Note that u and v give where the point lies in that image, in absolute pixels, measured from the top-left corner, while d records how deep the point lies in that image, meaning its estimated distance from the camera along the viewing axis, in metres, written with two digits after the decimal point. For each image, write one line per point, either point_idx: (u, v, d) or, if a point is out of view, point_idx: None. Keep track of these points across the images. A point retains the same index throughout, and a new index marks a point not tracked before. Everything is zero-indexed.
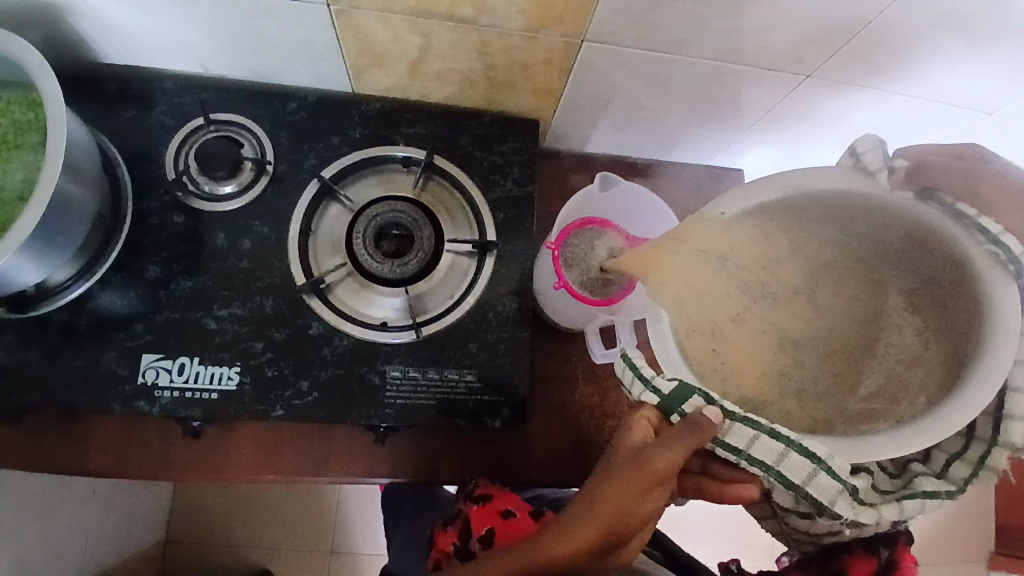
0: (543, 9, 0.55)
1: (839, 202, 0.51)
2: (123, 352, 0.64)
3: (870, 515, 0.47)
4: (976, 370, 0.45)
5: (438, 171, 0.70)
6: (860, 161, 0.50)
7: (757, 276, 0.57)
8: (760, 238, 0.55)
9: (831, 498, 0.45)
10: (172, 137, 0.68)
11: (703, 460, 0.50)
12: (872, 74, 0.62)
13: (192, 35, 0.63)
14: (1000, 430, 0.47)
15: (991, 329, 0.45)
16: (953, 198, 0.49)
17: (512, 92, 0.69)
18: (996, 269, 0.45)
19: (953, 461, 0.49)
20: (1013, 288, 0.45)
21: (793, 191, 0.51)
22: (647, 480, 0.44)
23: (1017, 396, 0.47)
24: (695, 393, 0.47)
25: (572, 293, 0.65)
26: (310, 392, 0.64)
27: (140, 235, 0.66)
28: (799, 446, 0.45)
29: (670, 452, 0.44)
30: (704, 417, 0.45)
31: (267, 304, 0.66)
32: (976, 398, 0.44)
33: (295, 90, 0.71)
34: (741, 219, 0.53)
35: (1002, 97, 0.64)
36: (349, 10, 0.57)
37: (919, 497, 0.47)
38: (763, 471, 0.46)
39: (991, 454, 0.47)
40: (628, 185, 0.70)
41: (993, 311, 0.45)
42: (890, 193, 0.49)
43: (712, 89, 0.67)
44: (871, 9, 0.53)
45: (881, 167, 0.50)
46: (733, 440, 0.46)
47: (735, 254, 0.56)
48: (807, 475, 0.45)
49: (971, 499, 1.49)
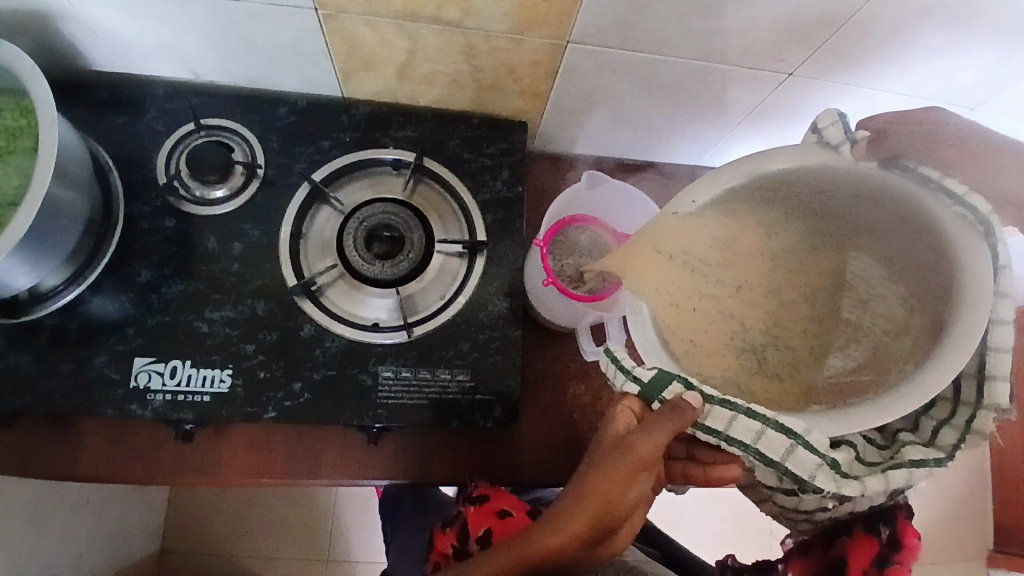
0: (527, 12, 0.56)
1: (814, 179, 0.51)
2: (116, 355, 0.64)
3: (854, 487, 0.46)
4: (955, 333, 0.44)
5: (428, 173, 0.71)
6: (823, 135, 0.49)
7: (735, 266, 0.58)
8: (736, 232, 0.57)
9: (811, 472, 0.45)
10: (163, 142, 0.69)
11: (688, 445, 0.51)
12: (852, 73, 0.64)
13: (181, 42, 0.63)
14: (983, 391, 0.47)
15: (967, 290, 0.45)
16: (919, 164, 0.49)
17: (500, 94, 0.70)
18: (965, 231, 0.45)
19: (942, 427, 0.49)
20: (983, 245, 0.45)
21: (763, 173, 0.51)
22: (632, 466, 0.45)
23: (999, 355, 0.47)
24: (674, 380, 0.47)
25: (560, 289, 0.65)
26: (302, 393, 0.65)
27: (133, 240, 0.67)
28: (776, 423, 0.45)
29: (654, 436, 0.44)
30: (685, 401, 0.46)
31: (259, 306, 0.66)
32: (955, 360, 0.44)
33: (285, 95, 0.72)
34: (712, 206, 0.53)
35: (981, 92, 0.66)
36: (337, 14, 0.57)
37: (907, 466, 0.47)
38: (742, 451, 0.47)
39: (977, 416, 0.47)
40: (615, 182, 0.70)
41: (969, 272, 0.45)
42: (855, 162, 0.49)
43: (697, 90, 0.68)
44: (846, 8, 0.55)
45: (844, 140, 0.49)
46: (712, 422, 0.47)
47: (709, 247, 0.57)
48: (785, 451, 0.45)
49: (967, 497, 1.50)
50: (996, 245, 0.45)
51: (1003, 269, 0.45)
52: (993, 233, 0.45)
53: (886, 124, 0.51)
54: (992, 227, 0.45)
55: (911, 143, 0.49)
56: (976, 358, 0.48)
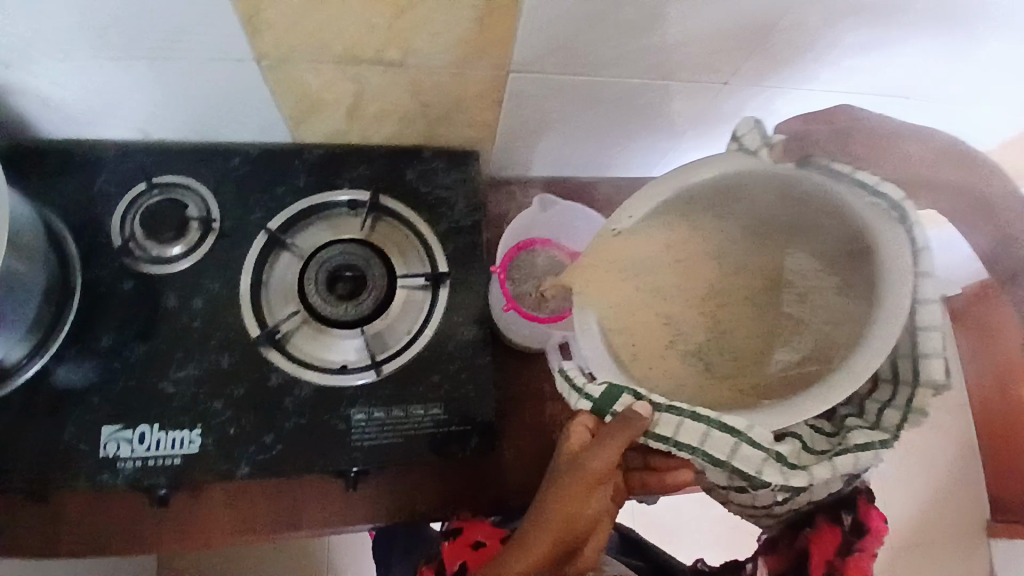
0: (466, 47, 0.57)
1: (738, 184, 0.52)
2: (83, 425, 0.63)
3: (802, 477, 0.47)
4: (880, 318, 0.46)
5: (385, 210, 0.71)
6: (743, 142, 0.51)
7: (681, 273, 0.57)
8: (674, 243, 0.56)
9: (757, 467, 0.46)
10: (116, 205, 0.68)
11: (643, 455, 0.51)
12: (787, 74, 0.65)
13: (126, 104, 0.63)
14: (918, 370, 0.48)
15: (890, 273, 0.46)
16: (829, 160, 0.51)
17: (450, 126, 0.70)
18: (882, 220, 0.47)
19: (885, 408, 0.50)
20: (899, 231, 0.47)
21: (686, 184, 0.52)
22: (587, 482, 0.46)
23: (928, 335, 0.47)
24: (624, 392, 0.48)
25: (521, 313, 0.67)
26: (275, 445, 0.64)
27: (93, 305, 0.66)
28: (721, 423, 0.46)
29: (606, 451, 0.46)
30: (635, 412, 0.46)
31: (224, 360, 0.65)
32: (885, 344, 0.45)
33: (236, 145, 0.72)
34: (648, 219, 0.53)
35: (914, 78, 0.68)
36: (279, 64, 0.58)
37: (852, 452, 0.48)
38: (691, 453, 0.47)
39: (914, 395, 0.48)
40: (566, 203, 0.73)
41: (887, 258, 0.47)
42: (774, 164, 0.50)
43: (642, 105, 0.69)
44: (773, 14, 0.56)
45: (762, 144, 0.51)
46: (662, 430, 0.47)
47: (648, 261, 0.56)
48: (730, 450, 0.46)
49: (961, 473, 1.51)
50: (915, 228, 0.47)
51: (924, 253, 0.46)
52: (907, 217, 0.47)
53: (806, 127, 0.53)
54: (905, 212, 0.47)
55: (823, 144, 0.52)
56: (907, 338, 0.48)
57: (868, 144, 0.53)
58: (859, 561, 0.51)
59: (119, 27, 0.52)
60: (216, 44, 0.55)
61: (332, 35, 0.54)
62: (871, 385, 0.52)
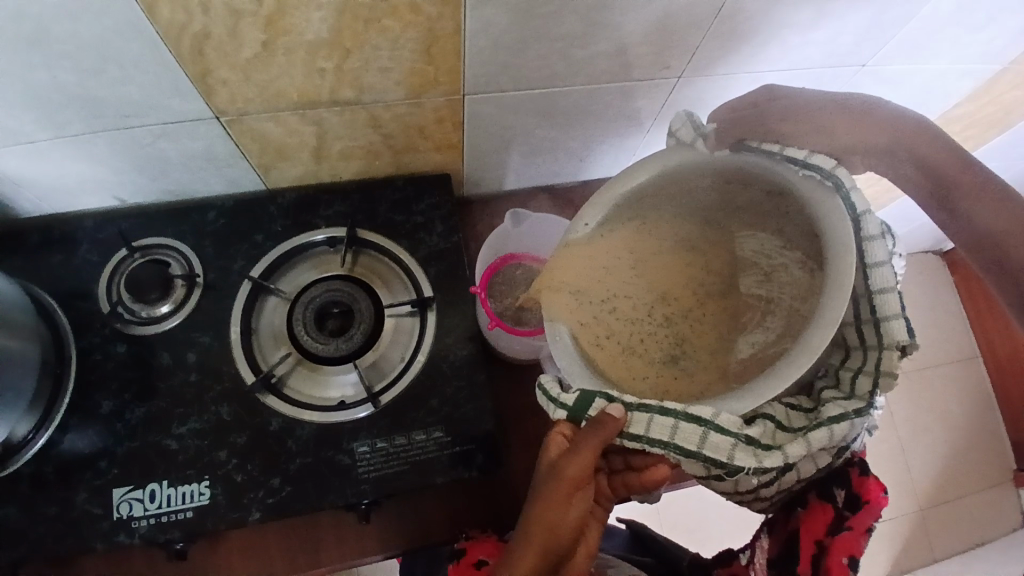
0: (417, 77, 0.58)
1: (686, 179, 0.56)
2: (94, 490, 0.63)
3: (775, 458, 0.47)
4: (829, 287, 0.47)
5: (366, 244, 0.72)
6: (678, 136, 0.56)
7: (649, 270, 0.60)
8: (637, 244, 0.59)
9: (728, 453, 0.47)
10: (101, 272, 0.70)
11: (624, 456, 0.51)
12: (738, 61, 0.67)
13: (99, 174, 0.65)
14: (881, 332, 0.49)
15: (834, 241, 0.48)
16: (760, 142, 0.55)
17: (416, 154, 0.72)
18: (821, 192, 0.50)
19: (857, 375, 0.50)
20: (837, 199, 0.49)
21: (631, 188, 0.56)
22: (565, 489, 0.47)
23: (885, 296, 0.49)
24: (596, 397, 0.50)
25: (507, 328, 0.69)
26: (283, 487, 0.64)
27: (91, 372, 0.67)
28: (686, 414, 0.47)
29: (579, 456, 0.47)
30: (607, 415, 0.48)
31: (223, 411, 0.66)
32: (833, 313, 0.46)
33: (211, 200, 0.73)
34: (605, 226, 0.58)
35: (863, 47, 0.70)
36: (239, 117, 0.59)
37: (825, 425, 0.48)
38: (664, 449, 0.48)
39: (883, 358, 0.49)
40: (537, 216, 0.77)
41: (828, 227, 0.49)
42: (711, 154, 0.54)
43: (600, 110, 0.70)
44: (712, 9, 0.58)
45: (696, 136, 0.56)
46: (635, 428, 0.48)
47: (614, 265, 0.59)
48: (700, 439, 0.47)
49: (976, 424, 1.52)
50: (848, 194, 0.50)
51: (866, 215, 0.50)
52: (842, 185, 0.50)
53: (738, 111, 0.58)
54: (841, 180, 0.50)
55: (749, 128, 0.56)
56: (865, 304, 0.50)
57: (790, 121, 0.55)
58: (846, 541, 0.50)
59: (79, 101, 0.53)
60: (174, 106, 0.56)
61: (285, 82, 0.56)
62: (842, 356, 0.52)
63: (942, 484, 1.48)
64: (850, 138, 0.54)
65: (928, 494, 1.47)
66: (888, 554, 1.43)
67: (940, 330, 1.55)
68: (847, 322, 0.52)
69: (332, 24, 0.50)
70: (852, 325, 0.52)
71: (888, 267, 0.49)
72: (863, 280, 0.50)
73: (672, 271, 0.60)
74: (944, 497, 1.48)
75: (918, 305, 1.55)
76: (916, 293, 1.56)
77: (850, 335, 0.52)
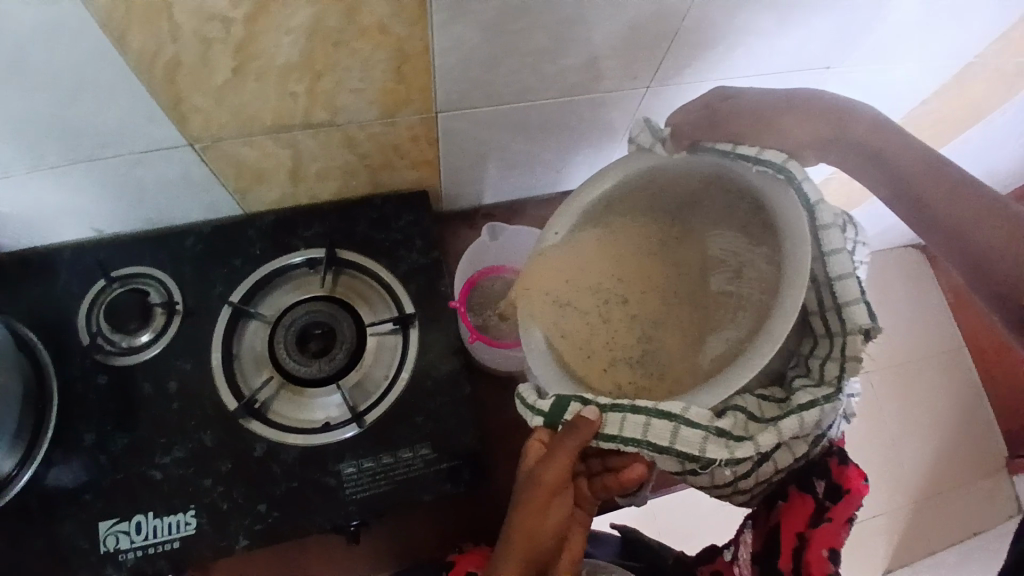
0: (389, 97, 0.59)
1: (651, 182, 0.58)
2: (80, 524, 0.63)
3: (747, 448, 0.47)
4: (788, 277, 0.48)
5: (345, 263, 0.73)
6: (637, 140, 0.58)
7: (620, 274, 0.60)
8: (607, 249, 0.60)
9: (699, 447, 0.47)
10: (80, 303, 0.69)
11: (602, 458, 0.51)
12: (705, 69, 0.68)
13: (74, 206, 0.64)
14: (844, 318, 0.50)
15: (792, 230, 0.49)
16: (715, 142, 0.57)
17: (393, 172, 0.72)
18: (775, 186, 0.51)
19: (825, 362, 0.51)
20: (790, 191, 0.51)
21: (597, 194, 0.58)
22: (543, 495, 0.49)
23: (844, 282, 0.50)
24: (571, 401, 0.50)
25: (487, 341, 0.70)
26: (269, 512, 0.63)
27: (72, 404, 0.66)
28: (656, 410, 0.48)
29: (555, 461, 0.49)
30: (583, 418, 0.49)
31: (206, 438, 0.66)
32: (793, 302, 0.47)
33: (189, 226, 0.73)
34: (575, 233, 0.59)
35: (828, 50, 0.71)
36: (213, 143, 0.59)
37: (795, 413, 0.48)
38: (638, 447, 0.48)
39: (848, 343, 0.50)
40: (513, 228, 0.78)
41: (785, 221, 0.50)
42: (672, 156, 0.57)
43: (572, 121, 0.71)
44: (676, 20, 0.59)
45: (654, 141, 0.58)
46: (609, 429, 0.49)
47: (585, 271, 0.60)
48: (671, 435, 0.47)
49: (966, 415, 1.53)
50: (801, 186, 0.51)
51: (820, 205, 0.51)
52: (794, 177, 0.51)
53: (691, 112, 0.58)
54: (792, 173, 0.51)
55: (703, 130, 0.57)
56: (826, 292, 0.51)
57: (741, 119, 0.56)
58: (826, 533, 0.50)
59: (51, 134, 0.53)
60: (147, 134, 0.56)
61: (257, 106, 0.56)
62: (811, 344, 0.53)
63: (935, 477, 1.48)
64: (795, 134, 0.56)
65: (923, 487, 1.47)
66: (885, 551, 1.42)
67: (924, 322, 1.57)
68: (812, 311, 0.52)
69: (302, 47, 0.51)
70: (817, 314, 0.52)
71: (845, 253, 0.50)
72: (822, 267, 0.51)
73: (648, 271, 0.60)
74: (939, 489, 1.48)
75: (901, 299, 1.57)
76: (899, 288, 1.58)
77: (817, 324, 0.52)
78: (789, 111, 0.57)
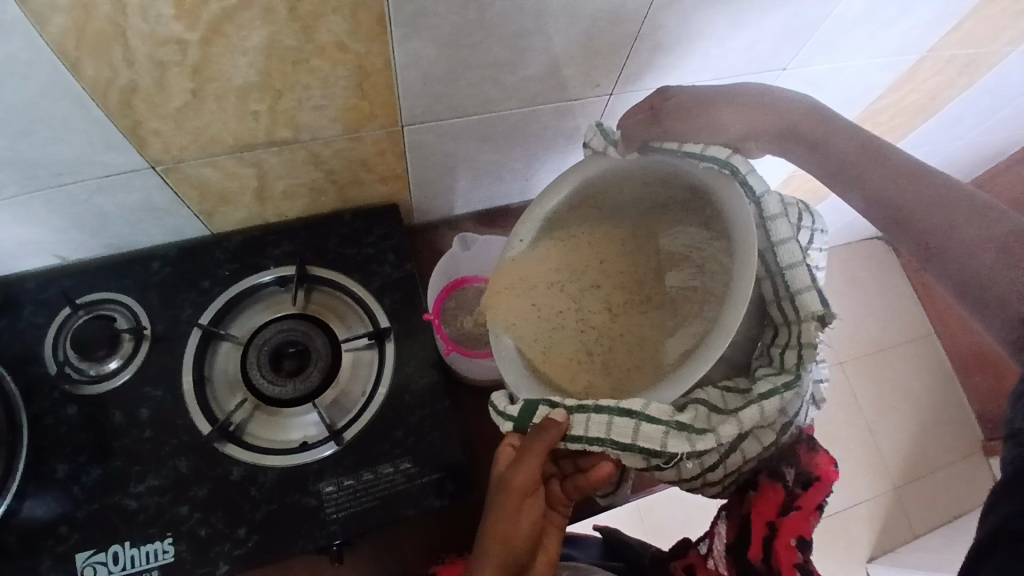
0: (352, 113, 0.59)
1: (608, 185, 0.60)
2: (57, 556, 0.61)
3: (709, 441, 0.48)
4: (738, 268, 0.49)
5: (318, 280, 0.72)
6: (591, 145, 0.61)
7: (584, 275, 0.61)
8: (571, 253, 0.61)
9: (661, 441, 0.47)
10: (46, 333, 0.68)
11: (574, 459, 0.52)
12: (663, 75, 0.69)
13: (35, 236, 0.63)
14: (798, 305, 0.51)
15: (737, 221, 0.51)
16: (664, 142, 0.58)
17: (361, 188, 0.72)
18: (722, 179, 0.53)
19: (785, 350, 0.52)
20: (734, 184, 0.52)
21: (556, 203, 0.60)
22: (513, 498, 0.49)
23: (795, 270, 0.51)
24: (539, 404, 0.51)
25: (462, 351, 0.71)
26: (249, 537, 0.62)
27: (43, 437, 0.65)
28: (618, 408, 0.48)
29: (523, 465, 0.49)
30: (550, 420, 0.50)
31: (181, 464, 0.64)
32: (742, 292, 0.48)
33: (156, 249, 0.72)
34: (540, 241, 0.61)
35: (781, 53, 0.73)
36: (175, 165, 0.59)
37: (757, 403, 0.49)
38: (602, 446, 0.49)
39: (803, 330, 0.50)
40: (485, 238, 0.79)
41: (733, 211, 0.51)
42: (623, 158, 0.58)
43: (537, 131, 0.72)
44: (632, 29, 0.60)
45: (607, 145, 0.60)
46: (576, 430, 0.49)
47: (552, 275, 0.61)
48: (633, 431, 0.48)
49: (939, 398, 1.57)
50: (746, 179, 0.53)
51: (766, 195, 0.53)
52: (738, 171, 0.53)
53: (637, 117, 0.60)
54: (736, 166, 0.53)
55: (651, 131, 0.59)
56: (779, 281, 0.53)
57: (684, 118, 0.58)
58: (796, 520, 0.51)
59: (7, 163, 0.52)
60: (108, 160, 0.55)
61: (219, 127, 0.56)
62: (772, 333, 0.54)
63: (913, 459, 1.51)
64: (734, 129, 0.59)
65: (902, 470, 1.50)
66: (869, 536, 1.45)
67: (892, 309, 1.61)
68: (769, 301, 0.54)
69: (260, 68, 0.51)
70: (774, 302, 0.53)
71: (794, 242, 0.52)
72: (774, 258, 0.53)
73: (613, 272, 0.61)
74: (919, 472, 1.51)
75: (869, 288, 1.62)
76: (867, 277, 1.63)
77: (775, 313, 0.53)
78: (725, 104, 0.59)
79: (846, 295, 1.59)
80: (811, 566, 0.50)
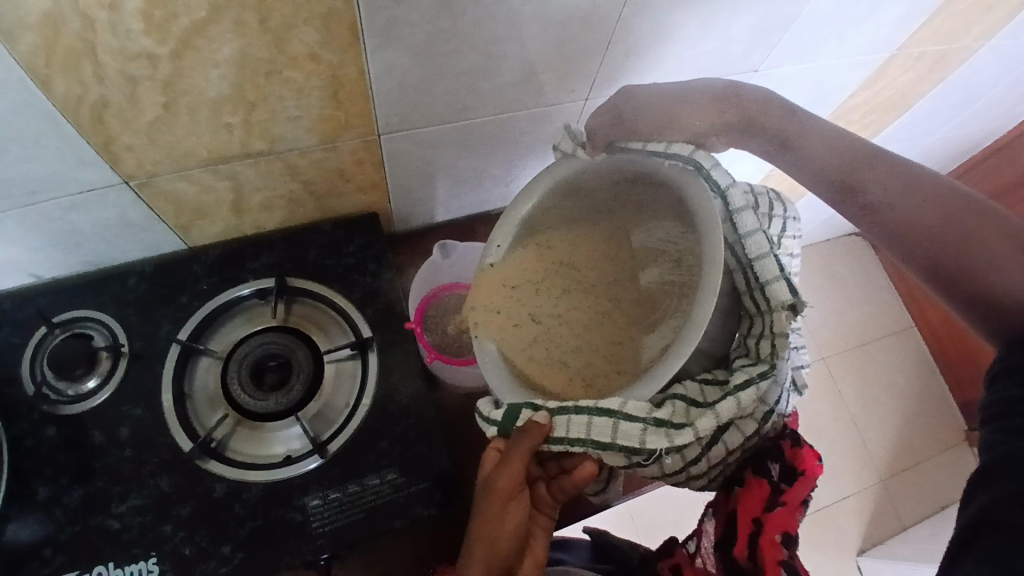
0: (328, 123, 0.59)
1: (579, 185, 0.60)
2: None
3: (687, 436, 0.48)
4: (706, 261, 0.49)
5: (298, 292, 0.72)
6: (560, 147, 0.61)
7: (562, 276, 0.61)
8: (546, 256, 0.62)
9: (640, 439, 0.48)
10: (22, 353, 0.66)
11: (558, 461, 0.52)
12: (637, 79, 0.70)
13: (8, 256, 0.62)
14: (768, 296, 0.51)
15: (703, 213, 0.51)
16: (631, 142, 0.60)
17: (340, 198, 0.72)
18: (689, 175, 0.53)
19: (759, 340, 0.52)
20: (700, 179, 0.53)
21: (529, 208, 0.60)
22: (499, 499, 0.50)
23: (765, 261, 0.52)
24: (521, 408, 0.51)
25: (445, 359, 0.70)
26: (234, 554, 0.62)
27: (21, 460, 0.63)
28: (597, 407, 0.48)
29: (507, 466, 0.50)
30: (533, 422, 0.50)
31: (164, 482, 0.64)
32: (711, 284, 0.48)
33: (132, 265, 0.71)
34: (515, 246, 0.61)
35: (753, 55, 0.74)
36: (149, 180, 0.58)
37: (733, 395, 0.49)
38: (583, 446, 0.49)
39: (775, 320, 0.51)
40: (465, 245, 0.78)
41: (698, 204, 0.52)
42: (592, 159, 0.59)
43: (514, 136, 0.72)
44: (605, 33, 0.60)
45: (575, 147, 0.61)
46: (558, 431, 0.50)
47: (528, 278, 0.61)
48: (613, 430, 0.48)
49: (922, 389, 1.60)
50: (709, 174, 0.55)
51: (731, 189, 0.54)
52: (702, 165, 0.55)
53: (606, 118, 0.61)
54: (699, 162, 0.55)
55: (616, 130, 0.60)
56: (750, 273, 0.53)
57: (647, 116, 0.58)
58: (781, 516, 0.51)
59: None
60: (81, 176, 0.54)
61: (192, 140, 0.55)
62: (747, 324, 0.54)
63: (899, 451, 1.53)
64: (699, 125, 0.58)
65: (888, 462, 1.52)
66: (858, 529, 1.46)
67: (871, 302, 1.64)
68: (742, 293, 0.54)
69: (231, 80, 0.50)
70: (746, 294, 0.54)
71: (761, 233, 0.52)
72: (742, 250, 0.53)
73: (589, 274, 0.61)
74: (904, 463, 1.53)
75: (848, 282, 1.64)
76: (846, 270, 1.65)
77: (748, 304, 0.54)
78: (690, 102, 0.59)
79: (826, 290, 1.62)
80: (796, 563, 0.50)
